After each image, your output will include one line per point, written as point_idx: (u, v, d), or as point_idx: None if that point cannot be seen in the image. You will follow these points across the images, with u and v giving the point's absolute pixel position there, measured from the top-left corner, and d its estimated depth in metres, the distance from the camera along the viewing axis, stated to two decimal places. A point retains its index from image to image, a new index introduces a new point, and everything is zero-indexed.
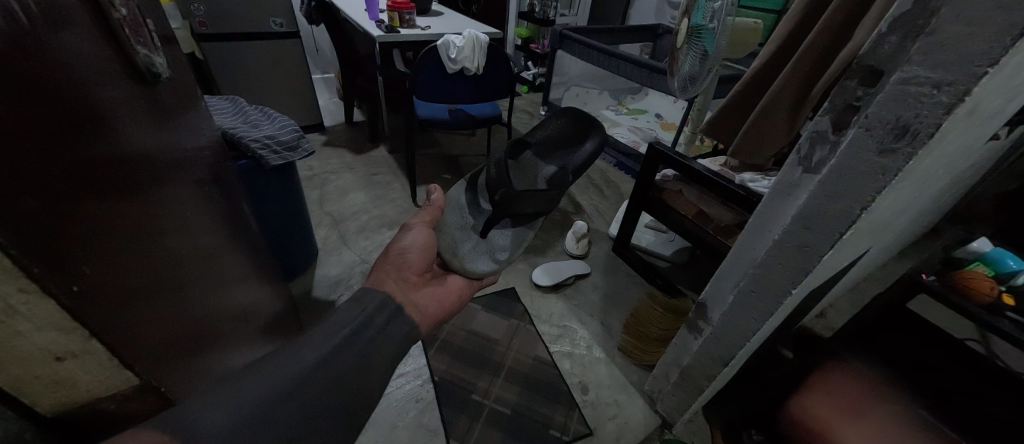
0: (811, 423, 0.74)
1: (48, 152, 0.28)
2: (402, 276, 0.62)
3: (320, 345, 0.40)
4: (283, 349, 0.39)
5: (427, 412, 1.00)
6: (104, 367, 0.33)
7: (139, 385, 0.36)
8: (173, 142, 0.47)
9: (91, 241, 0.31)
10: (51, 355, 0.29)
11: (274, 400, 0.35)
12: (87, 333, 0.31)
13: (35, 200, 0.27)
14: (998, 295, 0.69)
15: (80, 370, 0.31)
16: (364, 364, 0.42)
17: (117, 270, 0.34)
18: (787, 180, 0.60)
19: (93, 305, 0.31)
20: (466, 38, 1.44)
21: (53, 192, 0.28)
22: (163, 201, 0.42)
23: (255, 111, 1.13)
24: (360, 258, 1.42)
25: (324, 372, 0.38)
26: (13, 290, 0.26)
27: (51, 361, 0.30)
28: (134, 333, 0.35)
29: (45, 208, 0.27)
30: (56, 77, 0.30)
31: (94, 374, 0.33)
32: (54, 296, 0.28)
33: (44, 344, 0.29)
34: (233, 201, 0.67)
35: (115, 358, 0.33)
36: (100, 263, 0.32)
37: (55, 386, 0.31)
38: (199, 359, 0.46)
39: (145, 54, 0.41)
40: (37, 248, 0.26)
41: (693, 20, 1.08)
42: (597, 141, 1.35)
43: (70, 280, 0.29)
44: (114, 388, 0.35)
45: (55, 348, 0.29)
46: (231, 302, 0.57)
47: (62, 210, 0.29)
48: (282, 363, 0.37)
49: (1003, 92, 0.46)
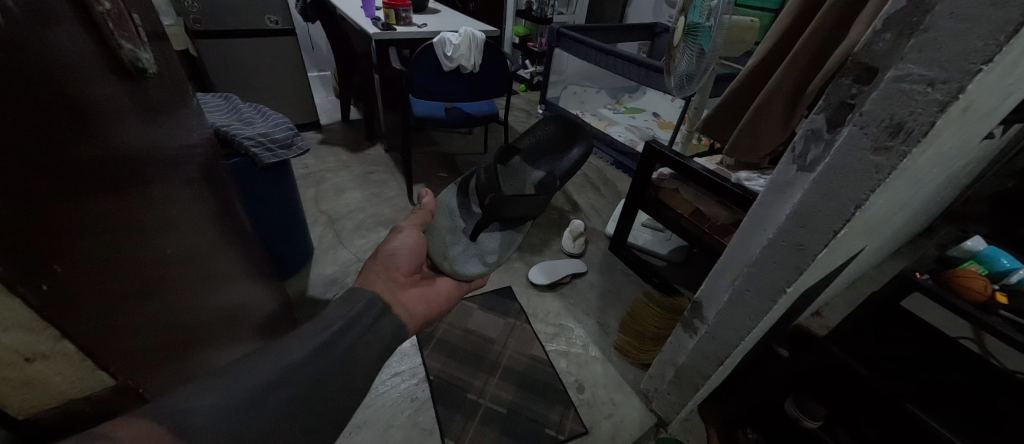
0: (806, 420, 0.76)
1: (22, 150, 0.28)
2: (391, 277, 0.61)
3: (304, 343, 0.40)
4: (268, 346, 0.38)
5: (422, 411, 0.99)
6: (76, 367, 0.32)
7: (115, 386, 0.36)
8: (163, 140, 0.46)
9: (68, 241, 0.31)
10: (19, 356, 0.28)
11: (258, 396, 0.34)
12: (56, 332, 0.30)
13: (10, 198, 0.26)
14: (991, 292, 0.69)
15: (50, 370, 0.31)
16: (349, 363, 0.41)
17: (95, 271, 0.33)
18: (783, 178, 0.60)
19: (65, 308, 0.30)
20: (461, 36, 1.44)
21: (29, 190, 0.28)
22: (151, 200, 0.42)
23: (250, 108, 1.12)
24: (355, 257, 1.41)
25: (308, 370, 0.38)
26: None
27: (19, 362, 0.28)
28: (113, 334, 0.35)
29: (17, 207, 0.27)
30: (34, 73, 0.29)
31: (66, 375, 0.32)
32: (22, 295, 0.27)
33: (11, 343, 0.28)
34: (225, 198, 0.67)
35: (87, 359, 0.33)
36: (76, 262, 0.31)
37: (25, 388, 0.30)
38: (184, 360, 0.46)
39: (131, 50, 0.40)
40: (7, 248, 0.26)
41: (691, 17, 1.07)
42: (584, 147, 1.35)
43: (40, 279, 0.28)
44: (88, 390, 0.34)
45: (23, 348, 0.28)
46: (221, 302, 0.57)
47: (36, 209, 0.28)
48: (264, 358, 0.37)
49: (998, 90, 0.46)
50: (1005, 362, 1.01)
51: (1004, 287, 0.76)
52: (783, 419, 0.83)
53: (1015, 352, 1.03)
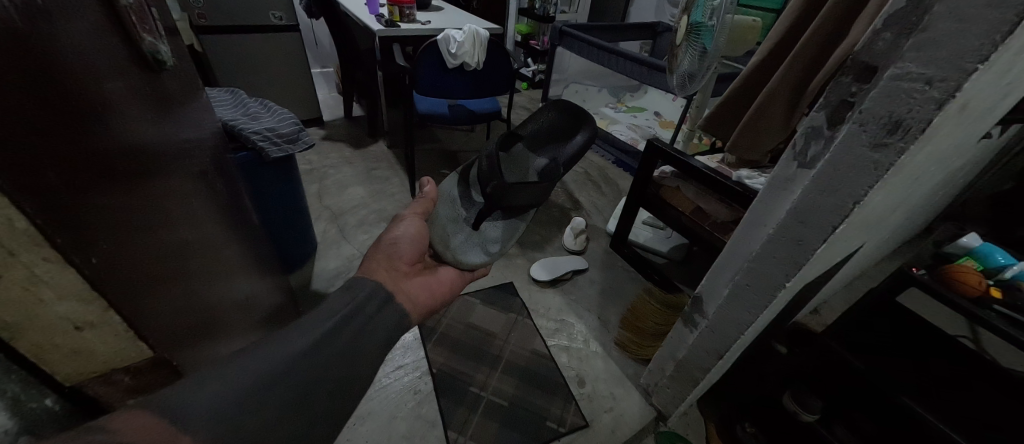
0: (803, 414, 0.76)
1: (64, 133, 0.29)
2: (393, 266, 0.62)
3: (308, 333, 0.41)
4: (270, 336, 0.39)
5: (426, 403, 1.01)
6: (120, 337, 0.34)
7: (152, 359, 0.37)
8: (176, 132, 0.47)
9: (109, 221, 0.32)
10: (68, 323, 0.30)
11: (262, 386, 0.35)
12: (105, 304, 0.31)
13: (56, 175, 0.28)
14: (986, 287, 0.71)
15: (97, 340, 0.32)
16: (353, 352, 0.42)
17: (133, 251, 0.35)
18: (782, 175, 0.61)
19: (111, 279, 0.32)
20: (466, 33, 1.46)
21: (72, 170, 0.29)
22: (169, 188, 0.43)
23: (255, 103, 1.13)
24: (358, 251, 1.43)
25: (315, 361, 0.39)
26: (38, 258, 0.27)
27: (70, 329, 0.30)
28: (150, 310, 0.36)
29: (63, 183, 0.28)
30: (64, 59, 0.30)
31: (111, 345, 0.33)
32: (75, 266, 0.29)
33: (63, 312, 0.29)
34: (233, 191, 0.68)
35: (130, 330, 0.34)
36: (117, 241, 0.33)
37: (74, 355, 0.32)
38: (203, 344, 0.47)
39: (151, 42, 0.42)
40: (62, 223, 0.28)
41: (693, 17, 1.08)
42: (588, 132, 1.36)
43: (90, 253, 0.30)
44: (130, 361, 0.36)
45: (74, 317, 0.30)
46: (233, 292, 0.58)
47: (80, 189, 0.30)
48: (272, 350, 0.37)
49: (993, 89, 0.47)
50: (998, 357, 1.02)
51: (998, 281, 0.77)
52: (783, 415, 0.84)
53: (1009, 349, 1.05)
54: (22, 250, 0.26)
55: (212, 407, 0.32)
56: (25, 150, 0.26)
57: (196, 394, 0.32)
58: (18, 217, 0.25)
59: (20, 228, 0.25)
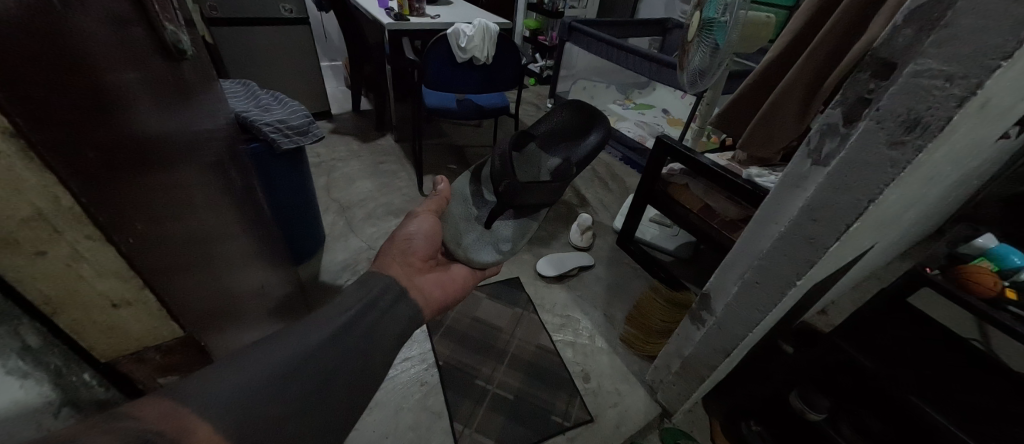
0: (810, 413, 0.76)
1: (102, 117, 0.30)
2: (407, 262, 0.63)
3: (325, 325, 0.41)
4: (288, 328, 0.40)
5: (431, 395, 1.02)
6: (153, 316, 0.36)
7: (181, 339, 0.40)
8: (195, 121, 0.48)
9: (142, 204, 0.34)
10: (107, 301, 0.33)
11: (279, 377, 0.35)
12: (140, 283, 0.33)
13: (95, 156, 0.29)
14: (1001, 288, 0.70)
15: (132, 317, 0.35)
16: (367, 346, 0.43)
17: (164, 234, 0.37)
18: (795, 172, 0.61)
19: (148, 259, 0.34)
20: (476, 27, 1.44)
21: (110, 153, 0.31)
22: (189, 174, 0.43)
23: (268, 96, 1.14)
24: (366, 244, 1.44)
25: (329, 351, 0.39)
26: (80, 236, 0.29)
27: (108, 307, 0.33)
28: (179, 288, 0.38)
29: (102, 163, 0.29)
30: (95, 46, 0.31)
31: (146, 323, 0.36)
32: (115, 245, 0.30)
33: (104, 292, 0.32)
34: (247, 181, 0.69)
35: (163, 310, 0.37)
36: (148, 225, 0.34)
37: (109, 332, 0.35)
38: (223, 329, 0.50)
39: (173, 31, 0.42)
40: (105, 202, 0.29)
41: (706, 13, 1.07)
42: (602, 134, 1.36)
43: (128, 233, 0.31)
44: (159, 340, 0.39)
45: (112, 295, 0.33)
46: (249, 279, 0.60)
47: (116, 173, 0.31)
48: (289, 337, 0.38)
49: (1015, 87, 0.46)
50: (1010, 361, 1.02)
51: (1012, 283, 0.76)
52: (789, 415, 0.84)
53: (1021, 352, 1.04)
54: (64, 226, 0.28)
55: (234, 391, 0.33)
56: (70, 130, 0.27)
57: (220, 378, 0.33)
58: (63, 195, 0.26)
59: (65, 205, 0.27)
